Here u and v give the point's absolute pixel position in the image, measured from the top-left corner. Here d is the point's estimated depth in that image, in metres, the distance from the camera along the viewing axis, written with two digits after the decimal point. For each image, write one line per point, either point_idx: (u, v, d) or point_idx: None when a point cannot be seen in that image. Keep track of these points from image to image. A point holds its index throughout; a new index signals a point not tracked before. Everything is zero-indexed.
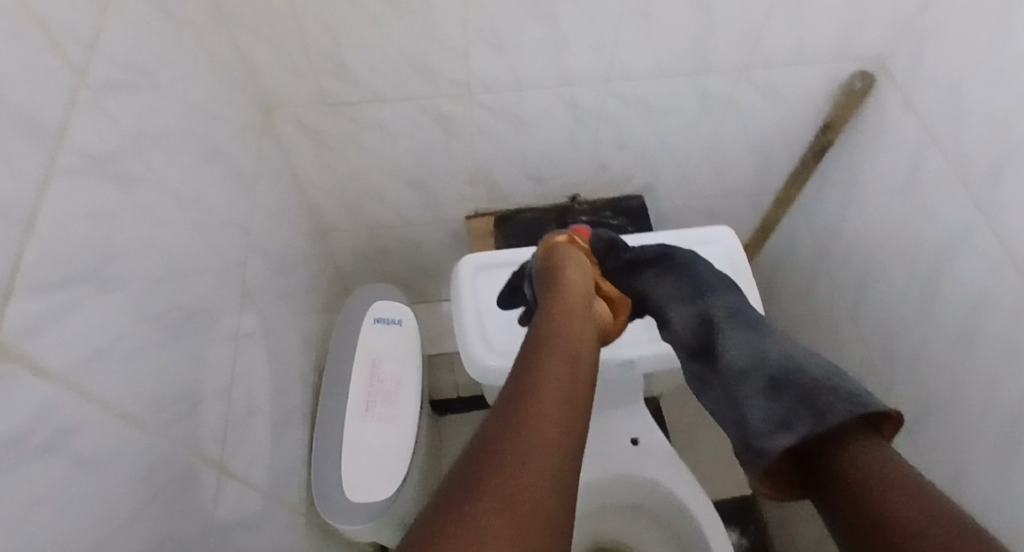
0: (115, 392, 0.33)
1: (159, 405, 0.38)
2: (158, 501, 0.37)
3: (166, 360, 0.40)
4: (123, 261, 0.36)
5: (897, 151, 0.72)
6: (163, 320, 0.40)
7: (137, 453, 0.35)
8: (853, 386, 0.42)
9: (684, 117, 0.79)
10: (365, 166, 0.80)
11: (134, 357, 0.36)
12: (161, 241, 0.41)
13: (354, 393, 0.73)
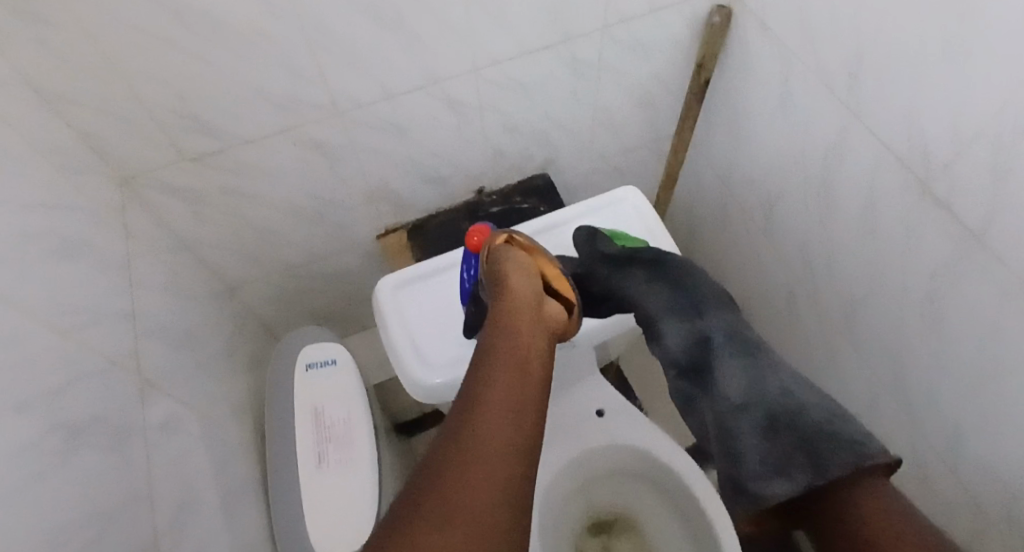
0: (10, 543, 0.31)
1: (69, 537, 0.36)
2: None
3: (67, 486, 0.37)
4: None
5: (768, 73, 0.72)
6: (49, 446, 0.37)
7: None
8: (854, 430, 0.44)
9: (563, 88, 0.78)
10: (257, 214, 0.75)
11: (22, 499, 0.33)
12: (26, 362, 0.38)
13: (303, 447, 0.70)
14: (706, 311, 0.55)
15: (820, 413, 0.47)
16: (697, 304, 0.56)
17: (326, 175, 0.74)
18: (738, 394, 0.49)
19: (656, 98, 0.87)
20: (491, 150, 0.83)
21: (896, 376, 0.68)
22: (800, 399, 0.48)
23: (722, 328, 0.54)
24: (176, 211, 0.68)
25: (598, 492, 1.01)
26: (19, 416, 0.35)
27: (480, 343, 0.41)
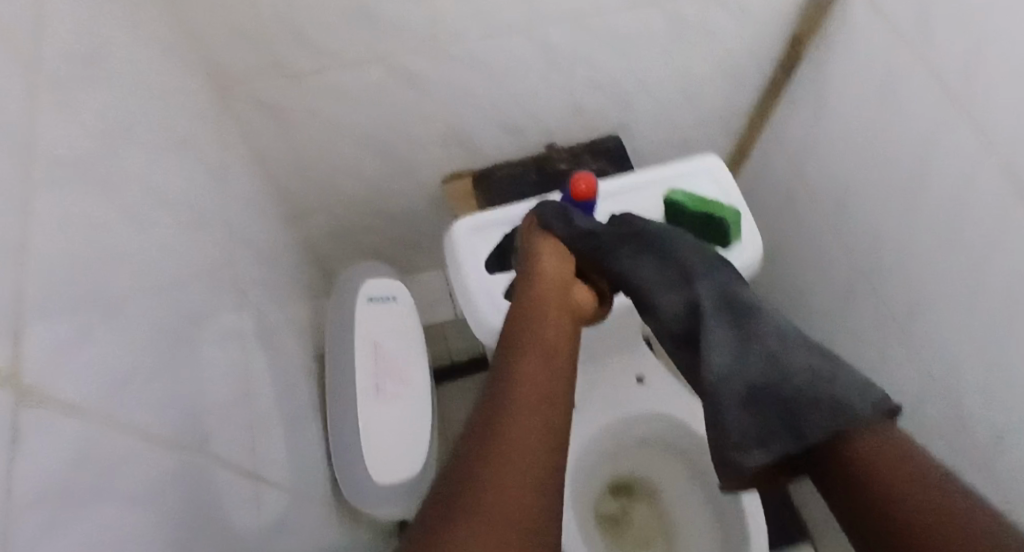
0: (154, 420, 0.32)
1: (193, 424, 0.37)
2: (213, 521, 0.36)
3: (192, 376, 0.38)
4: (131, 281, 0.33)
5: (870, 56, 0.70)
6: (177, 336, 0.38)
7: (185, 476, 0.34)
8: (837, 386, 0.39)
9: (655, 48, 0.76)
10: (337, 142, 0.76)
11: (160, 380, 0.34)
12: (158, 253, 0.38)
13: (362, 375, 0.72)
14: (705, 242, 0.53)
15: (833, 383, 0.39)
16: (660, 252, 0.49)
17: (409, 110, 0.74)
18: (723, 367, 0.41)
19: (743, 71, 0.85)
20: (571, 105, 0.81)
21: (950, 378, 0.68)
22: (785, 373, 0.41)
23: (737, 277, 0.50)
24: (261, 128, 0.69)
25: (625, 459, 1.03)
26: (156, 301, 0.36)
27: (505, 340, 0.41)
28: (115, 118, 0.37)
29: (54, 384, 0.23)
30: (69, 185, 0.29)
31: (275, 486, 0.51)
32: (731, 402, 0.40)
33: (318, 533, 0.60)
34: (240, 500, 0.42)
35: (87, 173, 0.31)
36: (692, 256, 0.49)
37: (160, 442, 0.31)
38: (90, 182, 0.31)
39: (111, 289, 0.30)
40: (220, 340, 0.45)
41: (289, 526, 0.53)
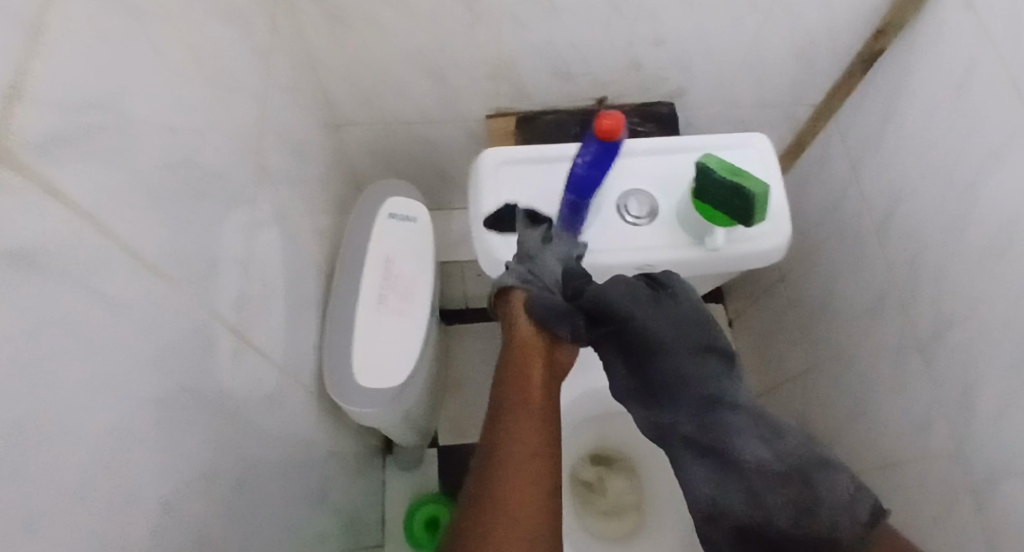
0: (149, 247, 0.33)
1: (195, 269, 0.38)
2: (195, 362, 0.38)
3: (204, 225, 0.40)
4: (158, 117, 0.34)
5: (957, 58, 0.65)
6: (202, 187, 0.40)
7: (169, 311, 0.35)
8: (823, 513, 0.45)
9: (728, 13, 0.72)
10: (393, 55, 0.75)
11: (169, 217, 0.35)
12: (195, 102, 0.39)
13: (367, 285, 0.74)
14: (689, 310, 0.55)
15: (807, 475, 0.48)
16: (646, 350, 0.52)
17: (464, 35, 0.73)
18: (706, 508, 0.49)
19: (819, 56, 0.80)
20: (629, 60, 0.79)
21: (968, 411, 0.66)
22: (769, 512, 0.46)
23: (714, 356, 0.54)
24: (315, 23, 0.69)
25: (615, 430, 1.06)
26: (174, 145, 0.36)
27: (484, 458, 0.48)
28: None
29: (42, 166, 0.24)
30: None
31: (269, 361, 0.54)
32: (711, 520, 0.48)
33: (299, 418, 0.63)
34: (228, 356, 0.44)
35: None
36: (682, 356, 0.52)
37: (144, 270, 0.32)
38: (121, 9, 0.31)
39: (121, 114, 0.30)
40: (241, 210, 0.47)
41: (276, 402, 0.56)
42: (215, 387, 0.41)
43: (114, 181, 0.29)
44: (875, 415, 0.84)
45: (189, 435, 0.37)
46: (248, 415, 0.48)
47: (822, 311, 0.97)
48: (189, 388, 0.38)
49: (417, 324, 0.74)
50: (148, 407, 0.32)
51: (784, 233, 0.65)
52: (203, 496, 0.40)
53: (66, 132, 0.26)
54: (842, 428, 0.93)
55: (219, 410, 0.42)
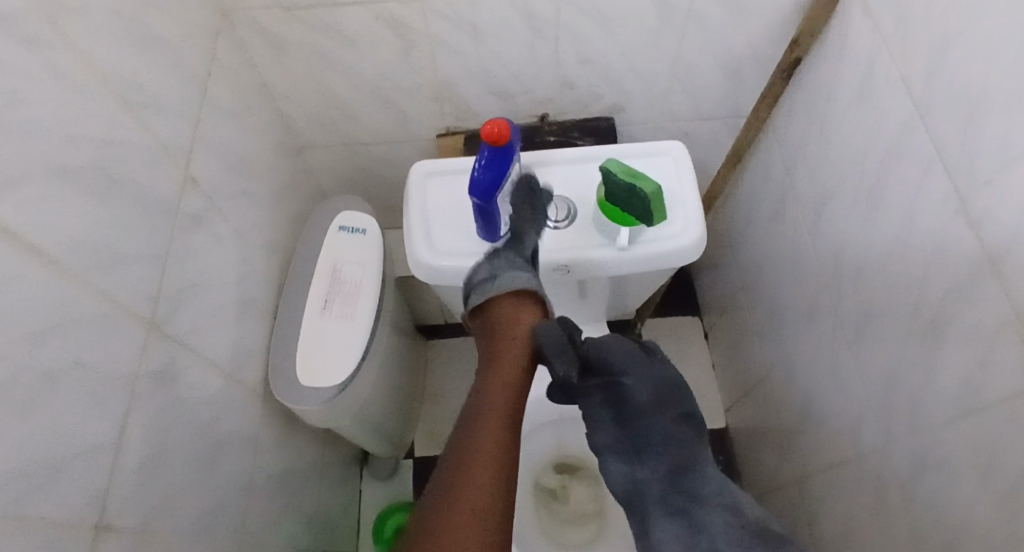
0: (51, 238, 0.38)
1: (105, 262, 0.44)
2: (106, 342, 0.44)
3: (118, 223, 0.46)
4: (67, 127, 0.41)
5: (855, 63, 0.68)
6: (113, 190, 0.45)
7: (76, 295, 0.40)
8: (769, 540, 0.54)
9: (643, 30, 0.77)
10: (340, 81, 0.82)
11: (76, 214, 0.41)
12: (111, 117, 0.46)
13: (315, 292, 0.79)
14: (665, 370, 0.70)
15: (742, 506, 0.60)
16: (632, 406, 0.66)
17: (401, 60, 0.79)
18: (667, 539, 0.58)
19: (743, 66, 0.84)
20: (560, 78, 0.84)
21: (885, 403, 0.66)
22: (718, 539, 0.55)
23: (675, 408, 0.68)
24: (263, 52, 0.77)
25: (573, 436, 1.07)
26: (82, 150, 0.42)
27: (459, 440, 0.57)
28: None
29: None
30: None
31: (200, 351, 0.59)
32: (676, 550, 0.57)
33: (238, 413, 0.68)
34: (148, 341, 0.49)
35: (17, 24, 0.36)
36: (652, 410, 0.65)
37: (43, 256, 0.37)
38: (19, 35, 0.37)
39: (13, 119, 0.35)
40: (161, 212, 0.52)
41: (208, 391, 0.60)
42: (129, 367, 0.47)
43: (2, 171, 0.34)
44: (820, 416, 0.84)
45: (91, 402, 0.42)
46: (172, 400, 0.53)
47: (773, 315, 0.98)
48: (94, 363, 0.42)
49: (359, 327, 0.78)
50: (39, 368, 0.37)
51: (697, 232, 0.69)
52: (107, 461, 0.44)
53: None
54: (797, 432, 0.92)
55: (136, 388, 0.47)
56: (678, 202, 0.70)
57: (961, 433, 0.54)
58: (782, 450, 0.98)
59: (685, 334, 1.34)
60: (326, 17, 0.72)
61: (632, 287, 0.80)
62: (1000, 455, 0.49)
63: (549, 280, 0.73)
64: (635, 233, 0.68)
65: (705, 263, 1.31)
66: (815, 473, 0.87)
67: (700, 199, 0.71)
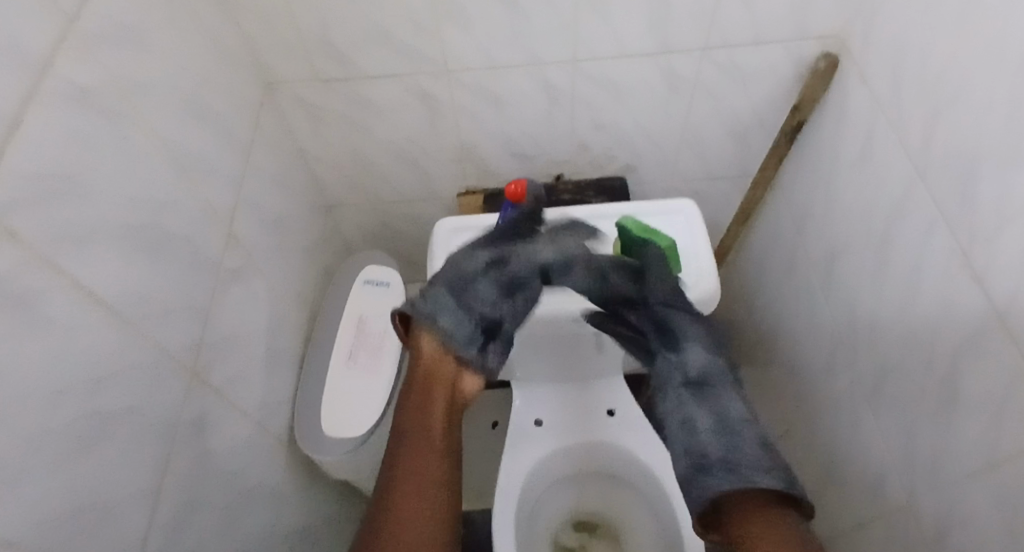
0: (111, 290, 0.42)
1: (156, 313, 0.47)
2: (153, 388, 0.46)
3: (169, 277, 0.50)
4: (130, 189, 0.45)
5: (856, 126, 0.73)
6: (166, 246, 0.50)
7: (129, 344, 0.44)
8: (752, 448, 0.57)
9: (651, 97, 0.82)
10: (368, 146, 0.88)
11: (130, 268, 0.44)
12: (167, 181, 0.51)
13: (340, 343, 0.82)
14: (682, 327, 0.64)
15: (723, 474, 0.55)
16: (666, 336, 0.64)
17: (427, 127, 0.85)
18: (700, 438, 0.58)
19: (748, 130, 0.89)
20: (575, 140, 0.90)
21: (907, 456, 0.66)
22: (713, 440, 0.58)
23: (715, 365, 0.62)
24: (300, 120, 0.83)
25: (592, 492, 1.03)
26: (139, 210, 0.46)
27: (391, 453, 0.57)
28: (148, 71, 0.49)
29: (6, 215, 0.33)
30: (69, 97, 0.39)
31: (234, 400, 0.61)
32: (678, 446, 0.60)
33: (265, 463, 0.69)
34: (188, 388, 0.52)
35: (90, 100, 0.41)
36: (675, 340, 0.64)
37: (101, 307, 0.41)
38: (93, 110, 0.42)
39: (82, 182, 0.40)
40: (207, 266, 0.56)
41: (239, 440, 0.62)
42: (171, 414, 0.49)
43: (69, 228, 0.38)
44: (845, 473, 0.82)
45: (135, 448, 0.44)
46: (206, 447, 0.55)
47: (791, 369, 0.98)
48: (142, 408, 0.45)
49: (382, 377, 0.80)
50: (93, 410, 0.40)
51: (711, 286, 0.71)
52: (148, 504, 0.46)
53: (31, 194, 0.35)
54: (822, 490, 0.90)
55: (176, 433, 0.50)
56: (690, 256, 0.74)
57: (983, 486, 0.53)
58: (808, 510, 0.95)
59: None
60: (359, 88, 0.79)
61: None
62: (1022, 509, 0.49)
63: (565, 330, 0.75)
64: None
65: (719, 317, 1.31)
66: (843, 534, 0.85)
67: (713, 255, 0.74)
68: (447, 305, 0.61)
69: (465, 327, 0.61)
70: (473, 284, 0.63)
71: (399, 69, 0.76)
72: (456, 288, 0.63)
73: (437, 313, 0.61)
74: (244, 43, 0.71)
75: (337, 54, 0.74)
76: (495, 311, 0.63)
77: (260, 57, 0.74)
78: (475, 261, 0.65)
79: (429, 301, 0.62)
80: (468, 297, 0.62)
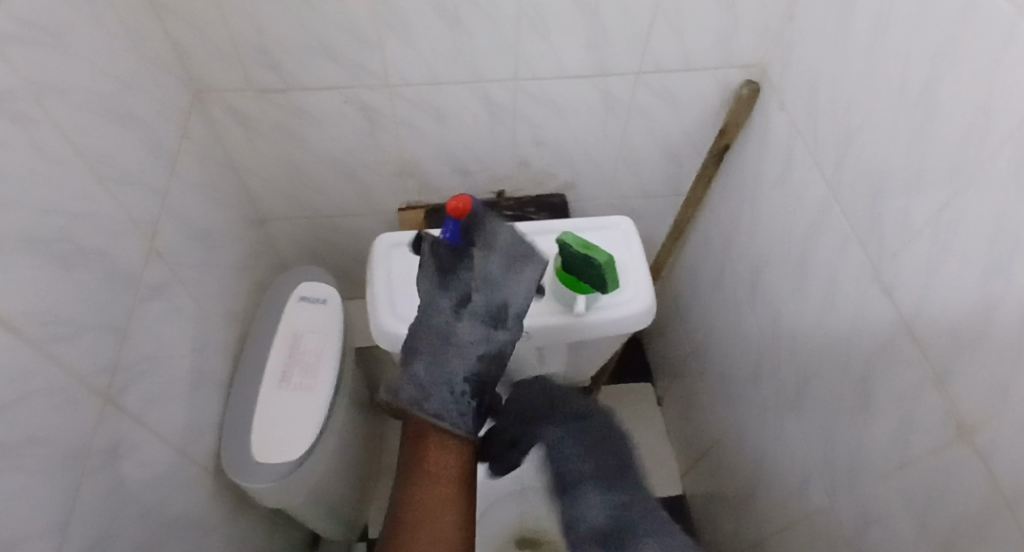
0: (18, 309, 0.38)
1: (66, 334, 0.44)
2: (61, 415, 0.42)
3: (82, 294, 0.46)
4: (42, 200, 0.42)
5: (775, 150, 0.78)
6: (79, 260, 0.46)
7: (36, 368, 0.40)
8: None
9: (590, 117, 0.85)
10: (305, 159, 0.86)
11: (37, 286, 0.40)
12: (83, 189, 0.47)
13: (272, 362, 0.78)
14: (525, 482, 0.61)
15: None
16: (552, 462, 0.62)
17: (367, 140, 0.84)
18: None
19: (680, 151, 0.94)
20: (516, 157, 0.91)
21: (828, 458, 0.70)
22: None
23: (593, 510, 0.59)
24: (232, 130, 0.80)
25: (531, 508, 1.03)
26: (51, 222, 0.42)
27: None
28: (64, 71, 0.46)
29: None
30: None
31: (154, 427, 0.56)
32: None
33: (187, 494, 0.64)
34: (102, 413, 0.48)
35: (0, 102, 0.38)
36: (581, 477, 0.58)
37: (6, 330, 0.37)
38: (2, 112, 0.38)
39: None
40: (126, 284, 0.53)
41: (158, 470, 0.57)
42: (80, 443, 0.45)
43: None
44: (771, 476, 0.86)
45: (40, 481, 0.40)
46: (120, 480, 0.50)
47: (720, 380, 1.02)
48: (46, 436, 0.41)
49: (318, 398, 0.76)
50: None
51: (647, 300, 0.74)
52: (51, 545, 0.41)
53: None
54: (751, 494, 0.94)
55: (86, 464, 0.45)
56: (628, 271, 0.76)
57: (896, 483, 0.58)
58: (738, 514, 0.99)
59: (639, 400, 1.36)
60: (296, 100, 0.77)
61: (587, 353, 0.83)
62: (930, 504, 0.53)
63: None
64: (591, 300, 0.73)
65: (654, 331, 1.36)
66: (770, 535, 0.88)
67: (648, 270, 0.76)
68: (443, 354, 0.63)
69: (462, 368, 0.63)
70: (453, 332, 0.63)
71: (339, 80, 0.75)
72: (437, 349, 0.63)
73: (439, 363, 0.63)
74: (171, 47, 0.67)
75: (273, 64, 0.72)
76: (484, 352, 0.63)
77: (190, 62, 0.70)
78: (439, 308, 0.64)
79: (427, 356, 0.63)
80: (459, 338, 0.63)
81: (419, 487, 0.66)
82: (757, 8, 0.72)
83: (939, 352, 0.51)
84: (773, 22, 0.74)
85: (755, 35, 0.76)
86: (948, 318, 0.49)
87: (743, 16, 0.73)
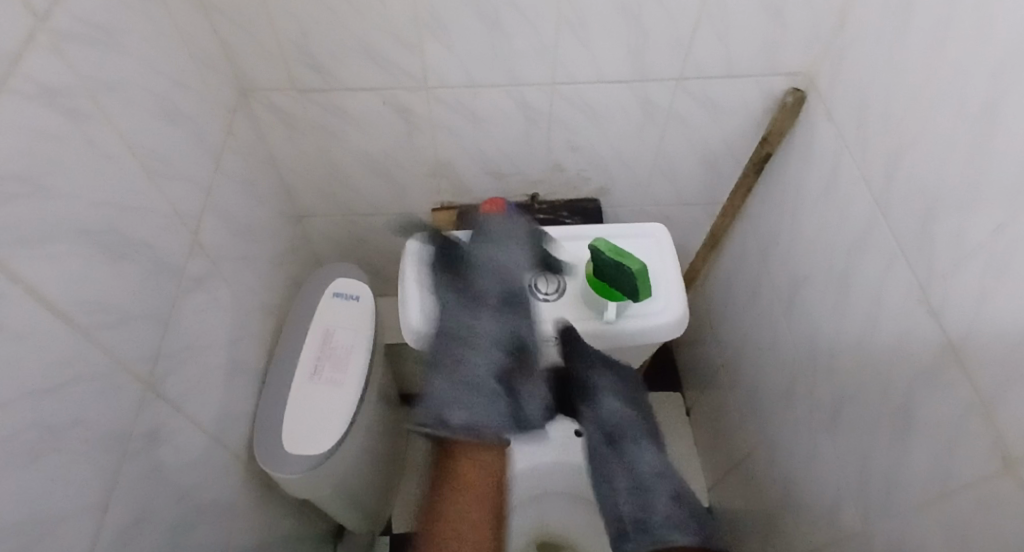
0: (67, 297, 0.40)
1: (112, 323, 0.45)
2: (103, 400, 0.44)
3: (128, 284, 0.48)
4: (94, 194, 0.44)
5: (819, 161, 0.76)
6: (127, 252, 0.48)
7: (82, 354, 0.42)
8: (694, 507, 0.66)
9: (627, 123, 0.84)
10: (343, 157, 0.87)
11: (86, 276, 0.42)
12: (133, 184, 0.49)
13: (305, 356, 0.80)
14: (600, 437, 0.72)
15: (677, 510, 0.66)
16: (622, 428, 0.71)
17: (405, 141, 0.85)
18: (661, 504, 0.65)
19: (719, 159, 0.92)
20: (551, 161, 0.91)
21: (863, 482, 0.68)
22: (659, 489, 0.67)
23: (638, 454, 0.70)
24: (274, 127, 0.82)
25: (553, 514, 1.02)
26: (102, 215, 0.45)
27: None
28: (118, 70, 0.48)
29: None
30: (34, 95, 0.37)
31: (191, 415, 0.58)
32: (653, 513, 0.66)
33: (219, 480, 0.66)
34: (142, 399, 0.50)
35: (58, 99, 0.40)
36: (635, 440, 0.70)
37: (53, 317, 0.39)
38: (59, 108, 0.40)
39: (43, 184, 0.38)
40: (170, 275, 0.55)
41: (193, 457, 0.59)
42: (119, 428, 0.46)
43: (30, 231, 0.37)
44: (803, 496, 0.83)
45: (79, 463, 0.42)
46: (156, 464, 0.52)
47: (753, 395, 1.00)
48: (89, 420, 0.43)
49: (347, 393, 0.78)
50: (41, 422, 0.37)
51: (680, 310, 0.72)
52: (89, 524, 0.43)
53: None
54: (781, 514, 0.91)
55: (125, 448, 0.47)
56: (660, 280, 0.75)
57: (934, 514, 0.55)
58: (766, 533, 0.96)
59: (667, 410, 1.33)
60: (336, 100, 0.78)
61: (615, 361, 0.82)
62: (968, 537, 0.51)
63: None
64: (623, 308, 0.72)
65: (686, 340, 1.33)
66: None
67: (682, 279, 0.75)
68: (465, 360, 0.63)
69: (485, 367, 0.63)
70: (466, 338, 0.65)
71: (380, 82, 0.76)
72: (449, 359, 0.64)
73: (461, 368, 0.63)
74: (220, 47, 0.70)
75: (317, 65, 0.73)
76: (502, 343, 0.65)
77: (237, 62, 0.72)
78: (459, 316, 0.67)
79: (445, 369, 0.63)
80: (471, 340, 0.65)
81: (442, 499, 0.61)
82: (805, 14, 0.70)
83: (989, 381, 0.48)
84: (822, 28, 0.72)
85: (803, 41, 0.74)
86: (999, 344, 0.47)
87: (791, 23, 0.71)
